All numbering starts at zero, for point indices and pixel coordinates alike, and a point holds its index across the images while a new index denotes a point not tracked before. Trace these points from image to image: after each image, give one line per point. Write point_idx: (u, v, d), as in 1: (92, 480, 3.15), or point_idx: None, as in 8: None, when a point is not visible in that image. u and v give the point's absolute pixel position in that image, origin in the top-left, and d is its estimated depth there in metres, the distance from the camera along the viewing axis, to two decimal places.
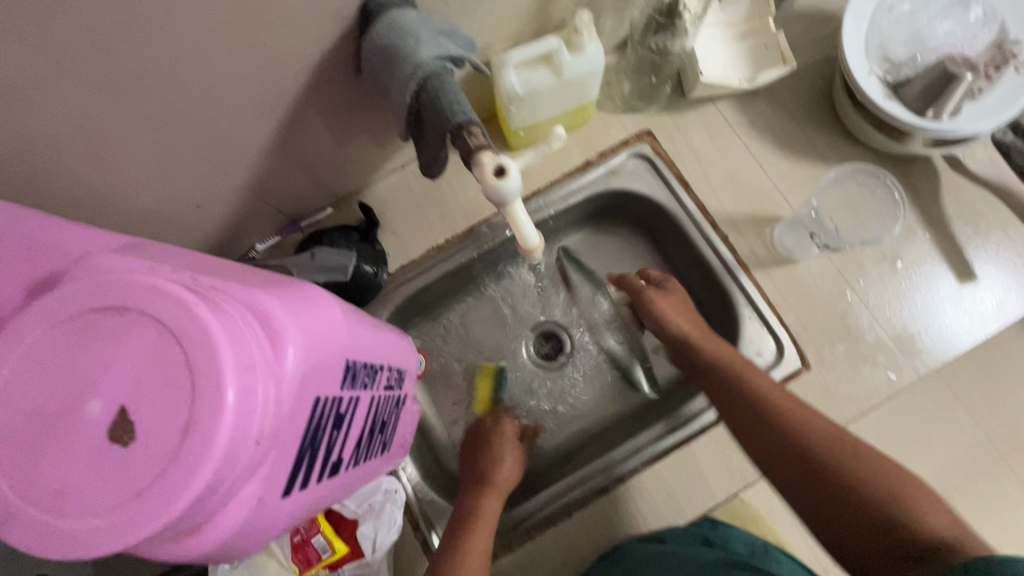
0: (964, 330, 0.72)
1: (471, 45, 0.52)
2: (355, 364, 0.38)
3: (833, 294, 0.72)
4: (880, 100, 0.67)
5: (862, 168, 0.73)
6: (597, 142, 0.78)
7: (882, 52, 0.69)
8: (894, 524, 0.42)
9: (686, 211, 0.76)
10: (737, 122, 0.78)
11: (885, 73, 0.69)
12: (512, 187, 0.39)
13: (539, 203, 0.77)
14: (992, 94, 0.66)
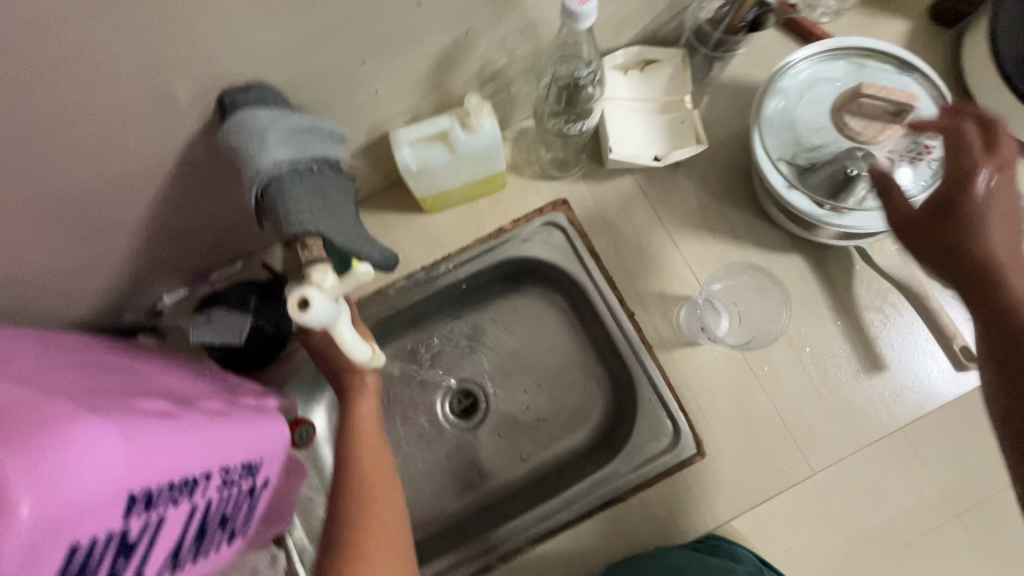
0: (943, 376, 0.70)
1: (334, 136, 0.52)
2: (152, 490, 0.38)
3: (734, 380, 0.71)
4: (783, 190, 0.65)
5: (753, 272, 0.73)
6: (513, 208, 0.78)
7: (794, 136, 0.67)
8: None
9: (594, 283, 0.75)
10: (654, 193, 0.76)
11: (794, 158, 0.67)
12: (319, 316, 0.38)
13: (449, 268, 0.77)
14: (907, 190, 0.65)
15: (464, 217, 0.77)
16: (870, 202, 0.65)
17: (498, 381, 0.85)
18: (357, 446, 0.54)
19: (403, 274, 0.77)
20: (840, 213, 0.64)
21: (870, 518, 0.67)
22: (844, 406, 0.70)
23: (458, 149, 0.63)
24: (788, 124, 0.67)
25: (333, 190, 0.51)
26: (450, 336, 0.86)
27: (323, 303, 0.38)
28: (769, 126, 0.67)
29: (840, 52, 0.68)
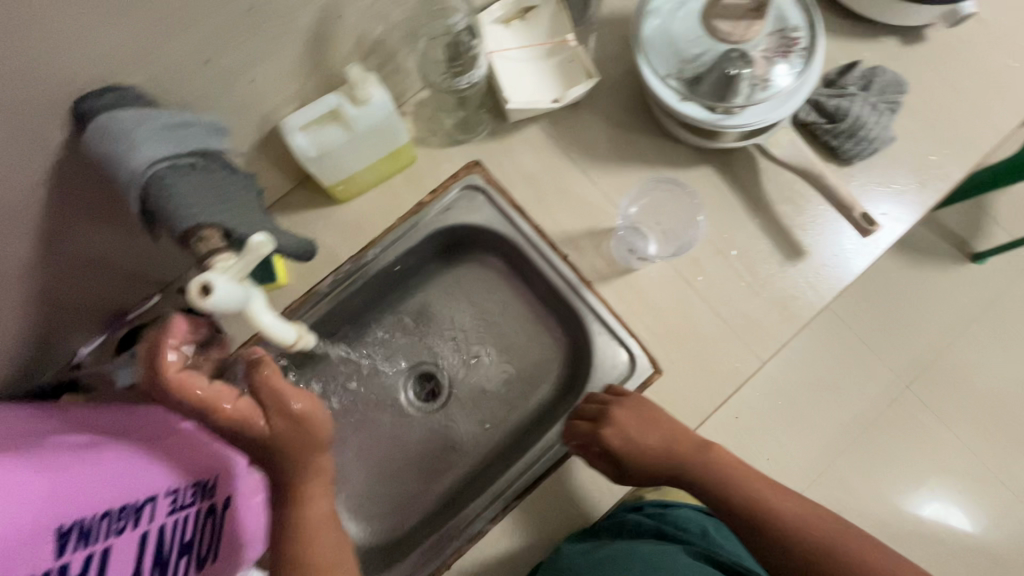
0: (858, 248, 0.74)
1: (216, 128, 0.50)
2: (82, 522, 0.35)
3: (673, 296, 0.73)
4: (676, 104, 0.68)
5: (663, 183, 0.76)
6: (428, 181, 0.77)
7: (677, 50, 0.69)
8: (788, 525, 0.61)
9: (523, 235, 0.76)
10: (561, 137, 0.78)
11: (681, 71, 0.69)
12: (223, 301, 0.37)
13: (377, 253, 0.75)
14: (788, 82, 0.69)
15: (382, 199, 0.76)
16: (757, 99, 0.68)
17: (457, 355, 0.85)
18: (310, 532, 0.49)
19: (331, 270, 0.74)
20: (731, 115, 0.68)
21: None
22: (776, 296, 0.74)
23: (355, 123, 0.62)
24: (669, 40, 0.69)
25: (228, 184, 0.49)
26: (398, 323, 0.85)
27: (227, 287, 0.38)
28: (651, 45, 0.69)
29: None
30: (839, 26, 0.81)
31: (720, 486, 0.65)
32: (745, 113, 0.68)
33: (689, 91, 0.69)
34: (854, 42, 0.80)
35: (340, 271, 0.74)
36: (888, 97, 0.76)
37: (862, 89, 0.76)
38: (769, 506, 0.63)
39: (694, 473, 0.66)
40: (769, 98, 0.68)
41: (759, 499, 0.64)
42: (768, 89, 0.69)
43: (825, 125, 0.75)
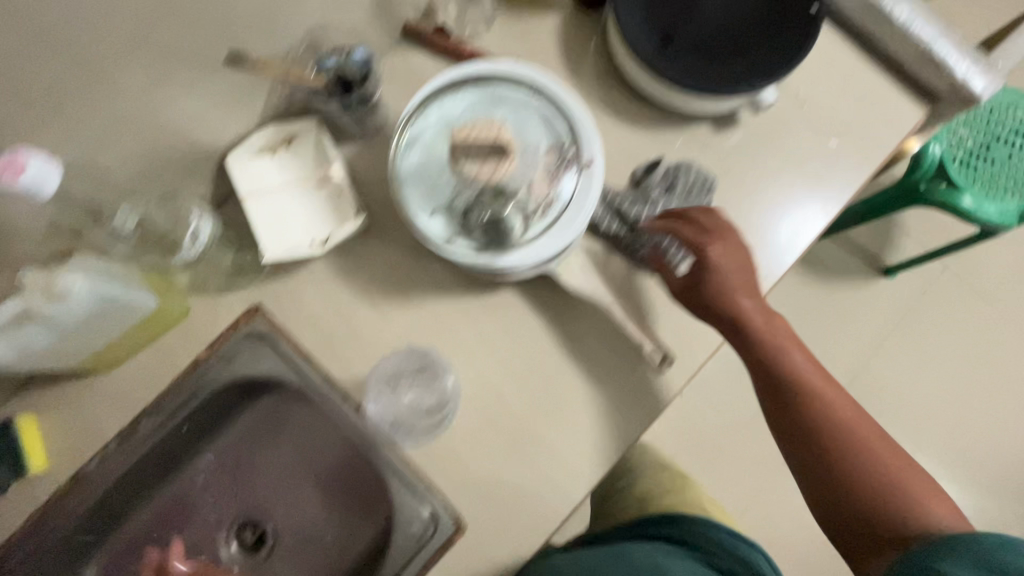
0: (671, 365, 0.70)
1: None
2: None
3: (475, 437, 0.68)
4: (444, 243, 0.61)
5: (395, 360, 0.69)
6: (206, 333, 0.70)
7: (442, 180, 0.62)
8: (863, 467, 0.64)
9: (312, 383, 0.69)
10: (348, 267, 0.71)
11: (450, 203, 0.62)
12: None
13: (152, 421, 0.68)
14: (567, 209, 0.62)
15: (153, 361, 0.69)
16: (533, 231, 0.62)
17: (279, 502, 0.79)
18: None
19: (100, 446, 0.67)
20: (506, 250, 0.61)
21: None
22: (586, 425, 0.69)
23: (53, 325, 0.56)
24: (433, 172, 0.62)
25: None
26: (207, 477, 0.77)
27: None
28: (413, 180, 0.62)
29: (469, 79, 0.64)
30: (646, 114, 0.75)
31: (803, 425, 0.67)
32: (523, 248, 0.61)
33: (459, 226, 0.61)
34: (661, 133, 0.75)
35: (113, 447, 0.67)
36: (693, 199, 0.71)
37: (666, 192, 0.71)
38: (835, 417, 0.67)
39: (745, 319, 0.67)
40: (545, 231, 0.61)
41: (852, 447, 0.65)
42: (547, 217, 0.62)
43: (626, 235, 0.70)
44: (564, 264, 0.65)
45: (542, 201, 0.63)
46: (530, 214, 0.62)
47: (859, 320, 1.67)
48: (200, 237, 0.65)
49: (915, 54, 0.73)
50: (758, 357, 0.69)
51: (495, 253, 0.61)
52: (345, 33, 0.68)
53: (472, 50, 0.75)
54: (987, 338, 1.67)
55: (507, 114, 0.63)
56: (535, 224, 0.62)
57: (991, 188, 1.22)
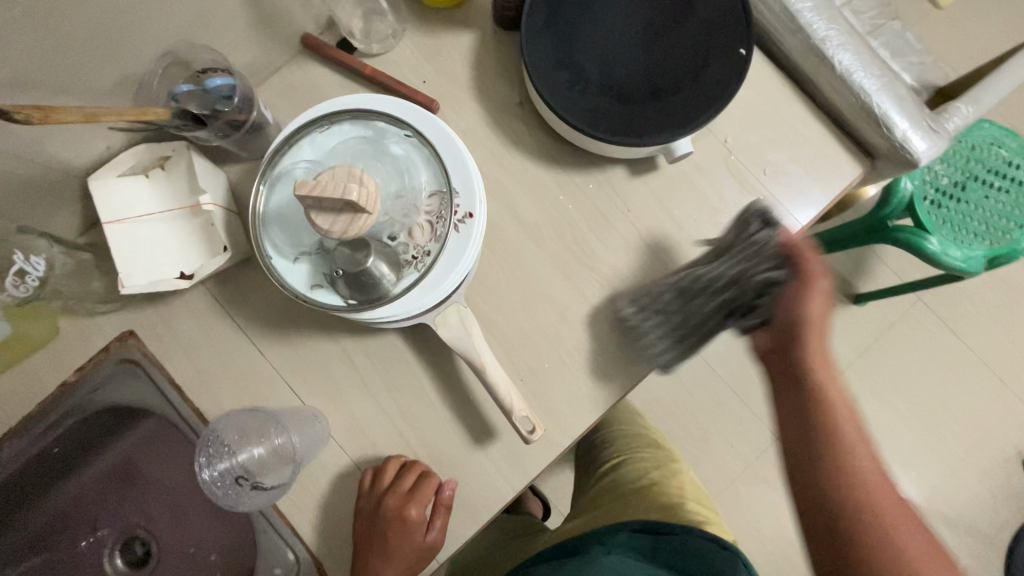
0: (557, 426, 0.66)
1: None
2: None
3: (345, 486, 0.66)
4: (306, 291, 0.57)
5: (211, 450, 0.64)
6: (73, 356, 0.67)
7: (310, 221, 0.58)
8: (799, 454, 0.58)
9: (184, 417, 0.67)
10: (229, 300, 0.67)
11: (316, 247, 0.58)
12: None
13: (17, 443, 0.67)
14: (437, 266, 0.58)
15: (14, 382, 0.66)
16: (399, 285, 0.58)
17: (162, 522, 0.78)
18: None
19: None
20: (373, 301, 0.58)
21: None
22: (462, 482, 0.66)
23: None
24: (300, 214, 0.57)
25: None
26: (83, 497, 0.75)
27: None
28: (278, 220, 0.58)
29: (351, 115, 0.59)
30: (559, 153, 0.69)
31: (816, 485, 0.56)
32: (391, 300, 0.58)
33: (325, 274, 0.58)
34: (573, 174, 0.69)
35: None
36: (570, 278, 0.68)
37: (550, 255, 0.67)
38: (847, 522, 0.54)
39: (756, 310, 0.60)
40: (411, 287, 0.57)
41: (856, 468, 0.56)
42: (420, 268, 0.58)
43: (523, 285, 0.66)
44: (441, 318, 0.61)
45: (416, 252, 0.59)
46: (398, 267, 0.58)
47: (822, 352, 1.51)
48: (35, 273, 0.60)
49: (855, 109, 0.67)
50: (805, 377, 0.59)
51: (361, 305, 0.57)
52: (227, 47, 0.63)
53: (376, 69, 0.70)
54: (969, 386, 1.50)
55: (387, 155, 0.58)
56: (403, 277, 0.58)
57: (960, 232, 1.15)
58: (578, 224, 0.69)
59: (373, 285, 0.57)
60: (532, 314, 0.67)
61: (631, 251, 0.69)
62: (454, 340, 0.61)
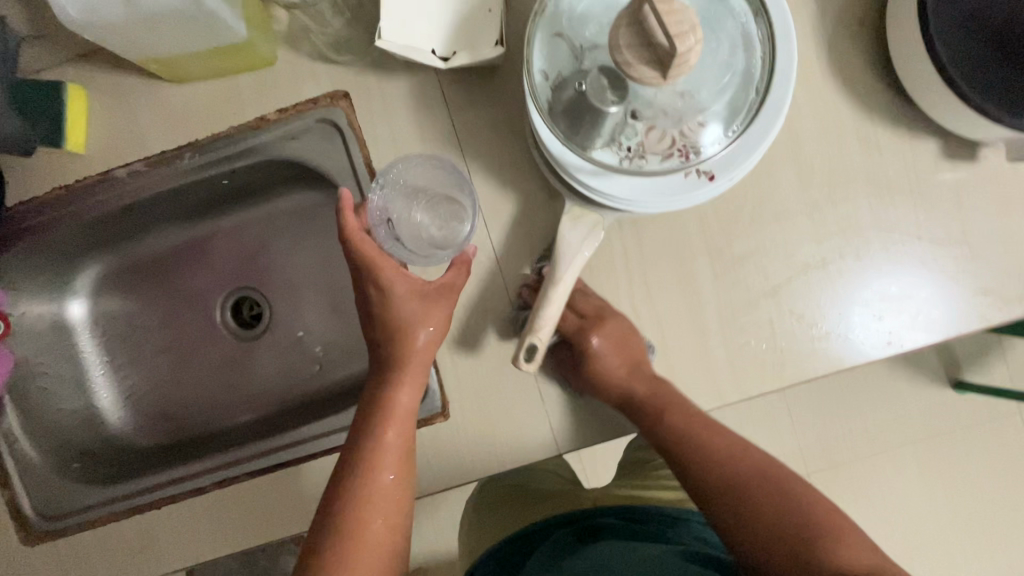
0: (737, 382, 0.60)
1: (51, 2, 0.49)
2: None
3: (499, 346, 0.60)
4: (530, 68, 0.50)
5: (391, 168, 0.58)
6: (282, 93, 0.61)
7: (598, 24, 0.49)
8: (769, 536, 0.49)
9: (365, 206, 0.62)
10: (457, 103, 0.60)
11: (579, 52, 0.50)
12: None
13: (194, 159, 0.63)
14: (623, 174, 0.50)
15: (218, 94, 0.61)
16: (588, 150, 0.51)
17: (285, 296, 0.77)
18: None
19: (135, 158, 0.62)
20: (557, 143, 0.50)
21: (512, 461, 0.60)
22: (614, 395, 0.60)
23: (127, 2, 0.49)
24: (596, 25, 0.50)
25: None
26: (234, 232, 0.76)
27: None
28: (577, 14, 0.50)
29: None
30: (874, 100, 0.59)
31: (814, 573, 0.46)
32: (568, 163, 0.51)
33: (561, 78, 0.50)
34: (877, 128, 0.59)
35: (146, 166, 0.62)
36: (759, 259, 0.60)
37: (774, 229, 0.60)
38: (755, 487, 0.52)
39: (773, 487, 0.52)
40: (593, 164, 0.50)
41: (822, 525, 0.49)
42: (622, 165, 0.51)
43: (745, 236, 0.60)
44: (578, 210, 0.55)
45: (636, 146, 0.51)
46: (612, 137, 0.50)
47: (903, 427, 1.34)
48: None
49: None
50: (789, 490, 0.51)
51: (542, 132, 0.50)
52: None
53: None
54: None
55: (720, 38, 0.50)
56: (596, 147, 0.51)
57: None
58: (854, 186, 0.60)
59: (572, 128, 0.50)
60: (758, 257, 0.60)
61: (793, 213, 0.60)
62: (562, 239, 0.55)
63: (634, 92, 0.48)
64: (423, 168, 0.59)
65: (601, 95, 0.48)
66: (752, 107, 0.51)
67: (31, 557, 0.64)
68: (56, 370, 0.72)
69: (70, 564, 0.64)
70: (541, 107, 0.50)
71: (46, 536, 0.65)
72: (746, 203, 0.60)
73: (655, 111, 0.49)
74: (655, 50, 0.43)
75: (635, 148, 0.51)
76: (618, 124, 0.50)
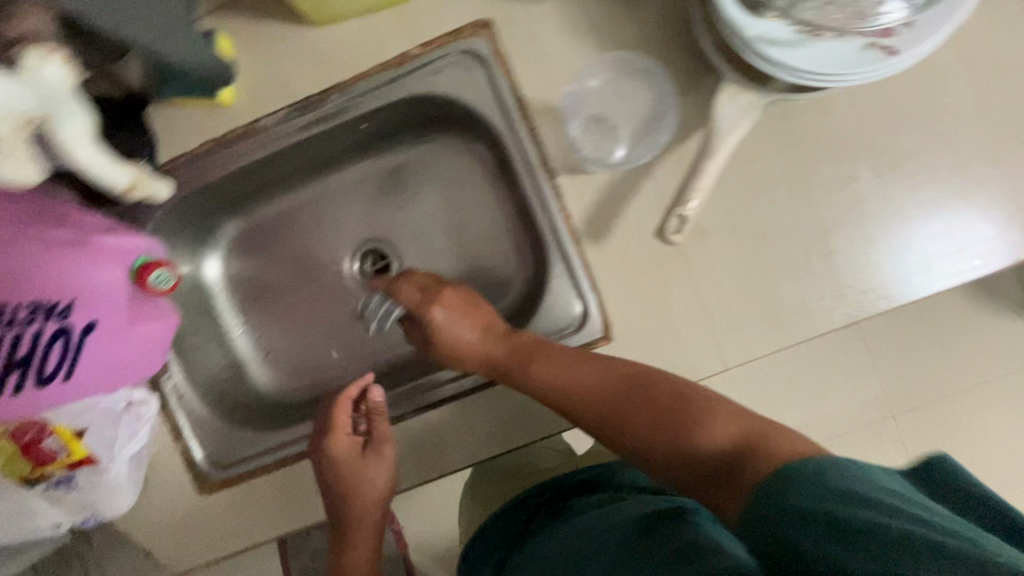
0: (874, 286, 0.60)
1: None
2: None
3: (659, 262, 0.61)
4: None
5: (619, 64, 0.60)
6: (423, 29, 0.61)
7: None
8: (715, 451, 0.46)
9: (513, 135, 0.62)
10: (601, 20, 0.59)
11: None
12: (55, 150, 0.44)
13: (338, 101, 0.63)
14: (799, 45, 0.49)
15: (360, 34, 0.62)
16: (762, 17, 0.50)
17: (413, 244, 0.79)
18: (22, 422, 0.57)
19: (283, 105, 0.63)
20: (732, 11, 0.49)
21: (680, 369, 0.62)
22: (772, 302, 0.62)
23: None
24: None
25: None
26: (358, 183, 0.78)
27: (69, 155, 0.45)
28: None
29: None
30: None
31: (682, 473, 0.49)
32: (742, 31, 0.49)
33: None
34: None
35: (294, 112, 0.63)
36: (925, 155, 0.58)
37: (937, 121, 0.58)
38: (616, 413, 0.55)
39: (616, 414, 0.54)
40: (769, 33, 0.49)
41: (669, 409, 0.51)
42: (797, 38, 0.49)
43: (909, 131, 0.58)
44: (737, 87, 0.54)
45: (810, 20, 0.49)
46: (784, 11, 0.50)
47: (998, 358, 1.31)
48: None
49: None
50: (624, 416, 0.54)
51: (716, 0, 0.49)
52: None
53: None
54: None
55: None
56: (769, 18, 0.49)
57: None
58: (1016, 74, 0.58)
59: None
60: (925, 152, 0.59)
61: (956, 104, 0.58)
62: (719, 117, 0.54)
63: None
64: (603, 87, 0.62)
65: None
66: None
67: (211, 504, 0.66)
68: (203, 330, 0.75)
69: (250, 509, 0.66)
70: None
71: (221, 484, 0.66)
72: (906, 98, 0.59)
73: None
74: None
75: (807, 24, 0.49)
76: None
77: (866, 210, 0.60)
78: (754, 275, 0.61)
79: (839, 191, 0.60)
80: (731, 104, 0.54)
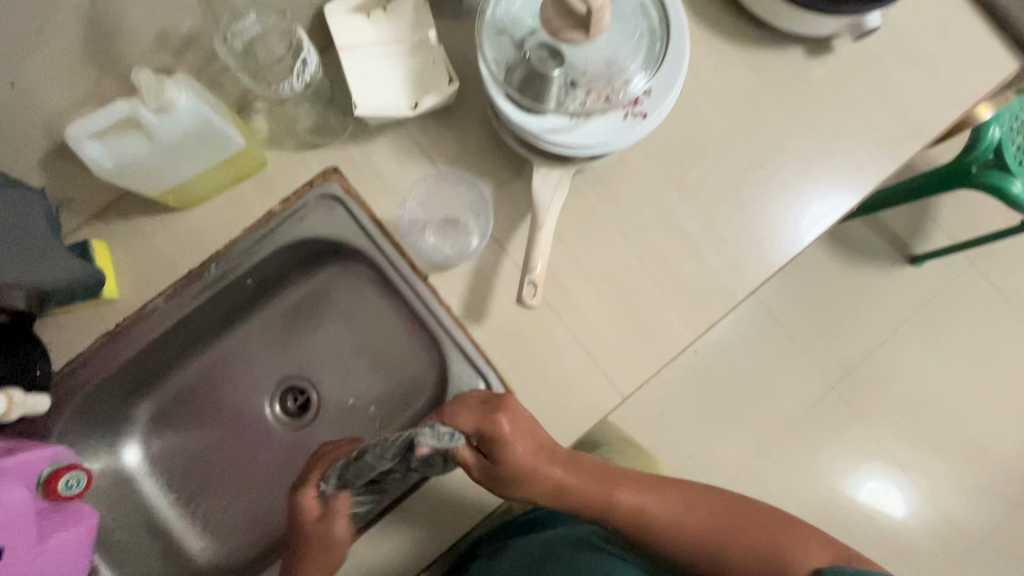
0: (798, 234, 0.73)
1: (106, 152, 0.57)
2: None
3: (537, 323, 0.69)
4: (485, 58, 0.61)
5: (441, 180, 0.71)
6: (280, 187, 0.70)
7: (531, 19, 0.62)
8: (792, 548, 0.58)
9: (381, 253, 0.71)
10: (427, 142, 0.70)
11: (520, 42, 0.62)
12: None
13: (219, 268, 0.69)
14: (576, 126, 0.61)
15: (224, 206, 0.70)
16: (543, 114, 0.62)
17: (328, 372, 0.82)
18: None
19: (168, 285, 0.68)
20: (517, 114, 0.61)
21: (586, 409, 0.68)
22: (644, 327, 0.70)
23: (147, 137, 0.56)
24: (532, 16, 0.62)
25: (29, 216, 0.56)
26: (263, 330, 0.82)
27: None
28: (512, 15, 0.62)
29: None
30: (743, 35, 0.75)
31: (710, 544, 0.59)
32: (530, 128, 0.61)
33: (509, 60, 0.62)
34: (756, 51, 0.75)
35: (181, 288, 0.69)
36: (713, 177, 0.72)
37: (714, 149, 0.72)
38: (649, 514, 0.60)
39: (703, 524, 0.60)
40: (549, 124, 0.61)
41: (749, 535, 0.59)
42: (573, 122, 0.62)
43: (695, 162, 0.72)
44: (545, 168, 0.65)
45: (580, 105, 0.62)
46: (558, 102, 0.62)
47: (893, 308, 1.45)
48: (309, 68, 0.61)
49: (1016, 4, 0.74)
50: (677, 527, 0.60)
51: (504, 108, 0.61)
52: None
53: None
54: None
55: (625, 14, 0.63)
56: (549, 112, 0.62)
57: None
58: (760, 102, 0.74)
59: (528, 96, 0.62)
60: (714, 174, 0.72)
61: (724, 133, 0.73)
62: (539, 194, 0.65)
63: (569, 61, 0.61)
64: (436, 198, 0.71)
65: (545, 64, 0.61)
66: (665, 52, 0.63)
67: None
68: (132, 520, 0.74)
69: None
70: (500, 74, 0.62)
71: None
72: (686, 138, 0.72)
73: (589, 76, 0.62)
74: (576, 16, 0.56)
75: (580, 108, 0.62)
76: (560, 93, 0.62)
77: (688, 231, 0.71)
78: (621, 310, 0.70)
79: (661, 223, 0.71)
80: (544, 183, 0.65)
